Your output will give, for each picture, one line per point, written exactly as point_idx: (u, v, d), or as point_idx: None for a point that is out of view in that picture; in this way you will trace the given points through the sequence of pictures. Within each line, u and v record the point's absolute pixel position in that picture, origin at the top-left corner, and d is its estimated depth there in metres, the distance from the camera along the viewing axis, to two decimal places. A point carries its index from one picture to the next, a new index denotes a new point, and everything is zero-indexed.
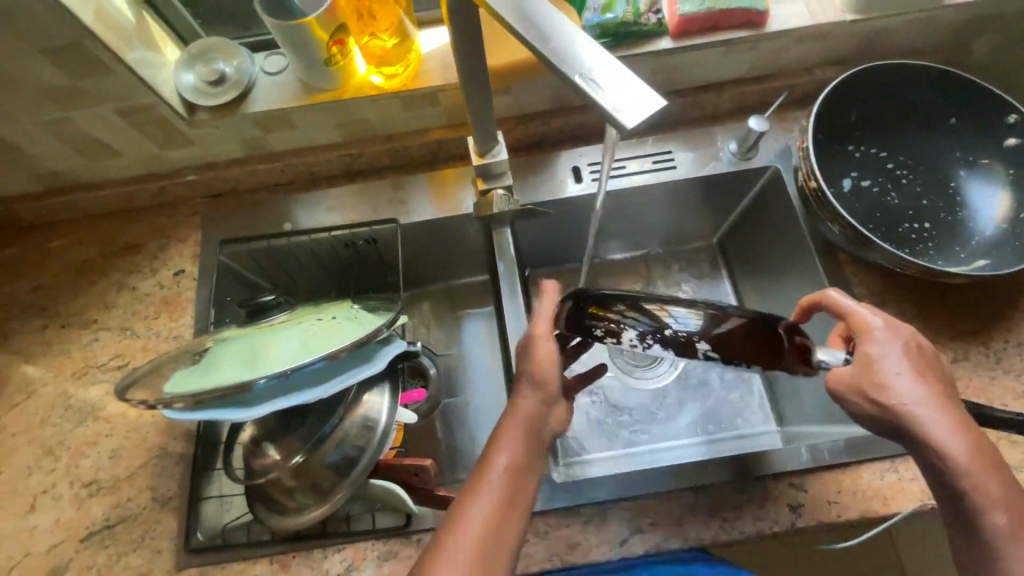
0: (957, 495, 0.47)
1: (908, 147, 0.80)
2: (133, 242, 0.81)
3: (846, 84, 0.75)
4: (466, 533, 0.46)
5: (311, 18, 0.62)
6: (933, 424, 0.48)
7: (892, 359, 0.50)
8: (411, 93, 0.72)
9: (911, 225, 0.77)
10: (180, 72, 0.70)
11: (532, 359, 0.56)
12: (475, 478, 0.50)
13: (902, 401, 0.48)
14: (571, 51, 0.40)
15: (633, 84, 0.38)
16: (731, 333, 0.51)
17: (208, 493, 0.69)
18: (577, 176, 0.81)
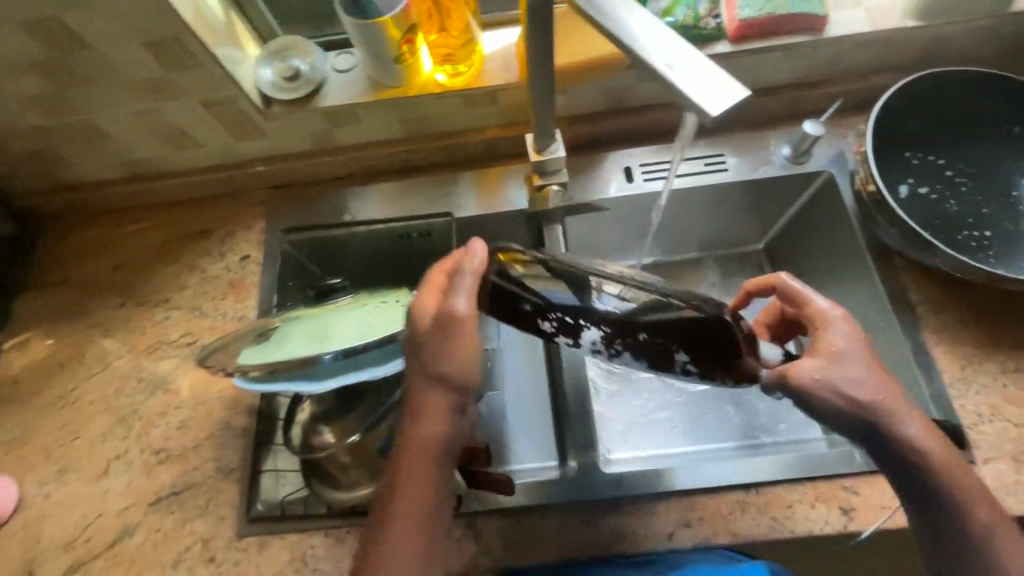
0: (925, 489, 0.51)
1: (967, 155, 0.79)
2: (204, 228, 0.86)
3: (907, 90, 0.75)
4: (414, 513, 0.49)
5: (386, 17, 0.66)
6: (901, 421, 0.51)
7: (858, 354, 0.52)
8: (472, 91, 0.75)
9: (971, 233, 0.76)
10: (259, 68, 0.75)
11: (449, 348, 0.48)
12: (402, 456, 0.50)
13: (868, 396, 0.51)
14: (648, 42, 0.42)
15: (716, 75, 0.40)
16: (678, 320, 0.49)
17: (265, 467, 0.73)
18: (628, 176, 0.83)
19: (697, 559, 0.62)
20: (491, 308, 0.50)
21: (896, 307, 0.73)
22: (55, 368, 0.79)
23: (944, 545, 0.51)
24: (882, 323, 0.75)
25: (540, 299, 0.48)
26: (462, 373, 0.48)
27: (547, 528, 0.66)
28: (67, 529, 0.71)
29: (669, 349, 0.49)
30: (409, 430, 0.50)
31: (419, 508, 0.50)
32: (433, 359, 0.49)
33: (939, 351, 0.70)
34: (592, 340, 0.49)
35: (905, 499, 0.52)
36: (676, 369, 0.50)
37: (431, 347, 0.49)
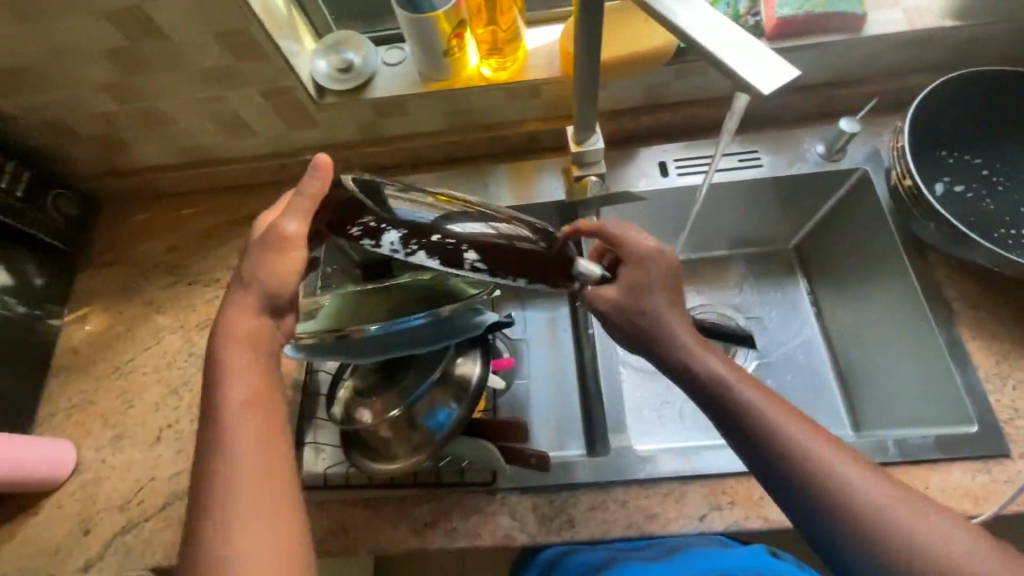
0: (726, 408, 0.51)
1: (1004, 155, 0.79)
2: (252, 213, 0.90)
3: (946, 88, 0.75)
4: (244, 442, 0.51)
5: (439, 12, 0.69)
6: (679, 338, 0.55)
7: (652, 279, 0.57)
8: (516, 84, 0.78)
9: (1007, 231, 0.76)
10: (315, 61, 0.79)
11: (273, 266, 0.55)
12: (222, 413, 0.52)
13: (646, 317, 0.56)
14: (699, 25, 0.45)
15: (769, 59, 0.42)
16: (498, 243, 0.55)
17: (307, 439, 0.76)
18: (663, 170, 0.85)
19: (706, 545, 0.63)
20: (333, 223, 0.54)
21: (931, 302, 0.74)
22: (112, 340, 0.84)
23: (800, 499, 0.48)
24: (914, 318, 0.76)
25: (362, 202, 0.54)
26: (280, 285, 0.55)
27: (580, 506, 0.68)
28: (122, 491, 0.74)
29: (450, 249, 0.53)
30: (223, 372, 0.54)
31: (252, 437, 0.52)
32: (258, 275, 0.56)
33: (974, 346, 0.70)
34: (393, 241, 0.51)
35: (745, 457, 0.51)
36: (465, 268, 0.53)
37: (255, 270, 0.56)
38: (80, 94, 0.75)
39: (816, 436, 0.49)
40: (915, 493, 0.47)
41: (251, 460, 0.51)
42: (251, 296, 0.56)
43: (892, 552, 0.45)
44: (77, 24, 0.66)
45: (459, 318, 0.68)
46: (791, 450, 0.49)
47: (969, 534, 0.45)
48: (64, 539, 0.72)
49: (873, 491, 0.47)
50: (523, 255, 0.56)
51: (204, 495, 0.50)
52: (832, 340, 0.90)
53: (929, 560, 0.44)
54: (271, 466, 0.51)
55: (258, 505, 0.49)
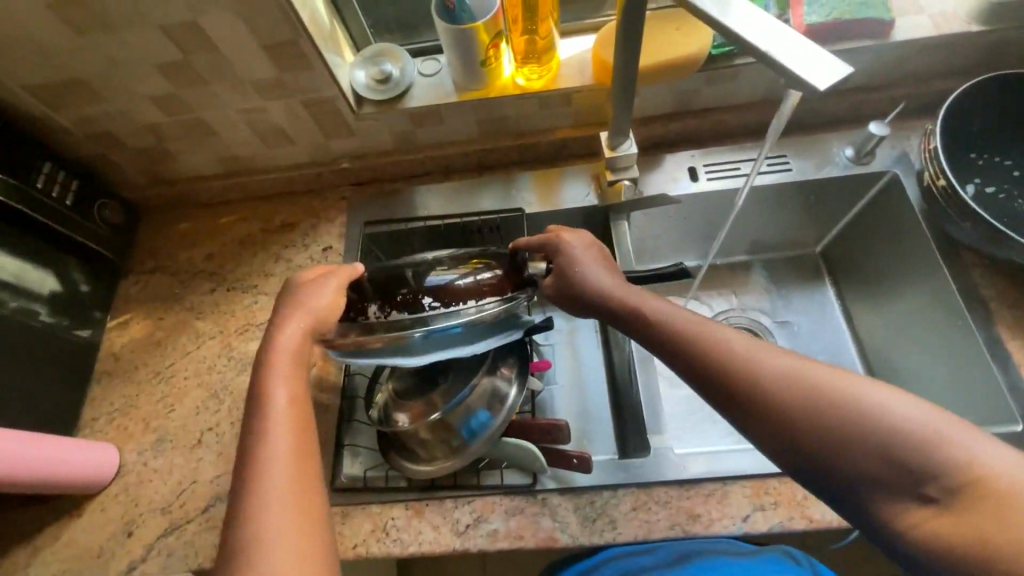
0: (672, 347, 0.54)
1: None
2: (289, 221, 0.93)
3: (975, 91, 0.76)
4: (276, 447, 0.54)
5: (479, 23, 0.71)
6: (615, 293, 0.62)
7: (584, 254, 0.66)
8: (549, 93, 0.80)
9: None
10: (354, 73, 0.81)
11: (316, 299, 0.67)
12: (263, 424, 0.56)
13: (582, 288, 0.64)
14: (747, 26, 0.46)
15: (818, 54, 0.43)
16: (464, 288, 0.67)
17: (348, 442, 0.77)
18: (693, 175, 0.86)
19: (711, 548, 0.66)
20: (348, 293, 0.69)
21: (967, 302, 0.74)
22: (153, 345, 0.85)
23: (757, 416, 0.48)
24: (948, 318, 0.76)
25: (373, 275, 0.69)
26: (324, 320, 0.66)
27: (621, 507, 0.68)
28: (164, 493, 0.75)
29: (411, 296, 0.66)
30: (264, 388, 0.59)
31: (285, 445, 0.54)
32: (302, 304, 0.67)
33: (1013, 344, 0.70)
34: (375, 308, 0.66)
35: (712, 400, 0.52)
36: (425, 310, 0.65)
37: (300, 305, 0.67)
38: (131, 106, 0.78)
39: (755, 346, 0.50)
40: (866, 380, 0.46)
41: (281, 461, 0.53)
42: (297, 327, 0.65)
43: (842, 442, 0.44)
44: (134, 38, 0.69)
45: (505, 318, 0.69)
46: (727, 362, 0.50)
47: (923, 408, 0.43)
48: (107, 542, 0.73)
49: (824, 390, 0.46)
50: (479, 287, 0.67)
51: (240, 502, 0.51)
52: (862, 343, 0.90)
53: (881, 440, 0.42)
54: (299, 470, 0.53)
55: (282, 502, 0.50)
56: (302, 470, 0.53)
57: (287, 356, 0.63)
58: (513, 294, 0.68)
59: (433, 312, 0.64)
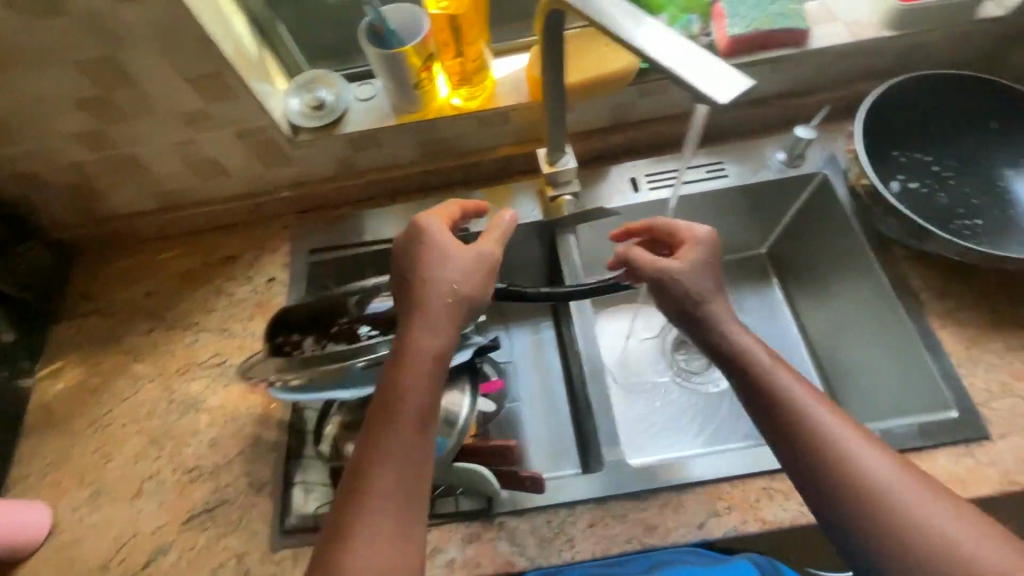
0: (760, 391, 0.56)
1: (951, 151, 0.83)
2: (231, 253, 0.90)
3: (890, 93, 0.80)
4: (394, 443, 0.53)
5: (409, 47, 0.71)
6: (723, 325, 0.61)
7: (707, 264, 0.65)
8: (486, 112, 0.81)
9: (963, 222, 0.79)
10: (287, 100, 0.80)
11: (471, 265, 0.61)
12: (374, 450, 0.53)
13: (701, 295, 0.63)
14: (657, 44, 0.47)
15: (722, 70, 0.44)
16: None
17: (297, 479, 0.74)
18: (635, 186, 0.87)
19: (673, 559, 0.65)
20: (289, 323, 0.66)
21: (899, 294, 0.76)
22: (88, 392, 0.81)
23: (827, 483, 0.50)
24: (886, 314, 0.78)
25: (316, 305, 0.67)
26: (476, 292, 0.61)
27: (579, 524, 0.67)
28: (101, 550, 0.71)
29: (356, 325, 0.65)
30: (389, 405, 0.55)
31: (389, 485, 0.52)
32: (454, 270, 0.60)
33: (944, 332, 0.72)
34: (312, 343, 0.64)
35: (781, 452, 0.54)
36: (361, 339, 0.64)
37: (449, 271, 0.60)
38: (52, 144, 0.75)
39: (847, 426, 0.52)
40: (946, 500, 0.48)
41: (395, 468, 0.52)
42: (444, 299, 0.59)
43: (899, 535, 0.47)
44: (48, 76, 0.66)
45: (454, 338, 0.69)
46: (815, 429, 0.52)
47: (997, 546, 0.45)
48: None
49: (902, 491, 0.48)
50: None
51: (344, 524, 0.50)
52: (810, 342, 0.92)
53: (911, 523, 0.47)
54: (404, 494, 0.52)
55: (378, 539, 0.50)
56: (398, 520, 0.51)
57: (423, 360, 0.56)
58: None
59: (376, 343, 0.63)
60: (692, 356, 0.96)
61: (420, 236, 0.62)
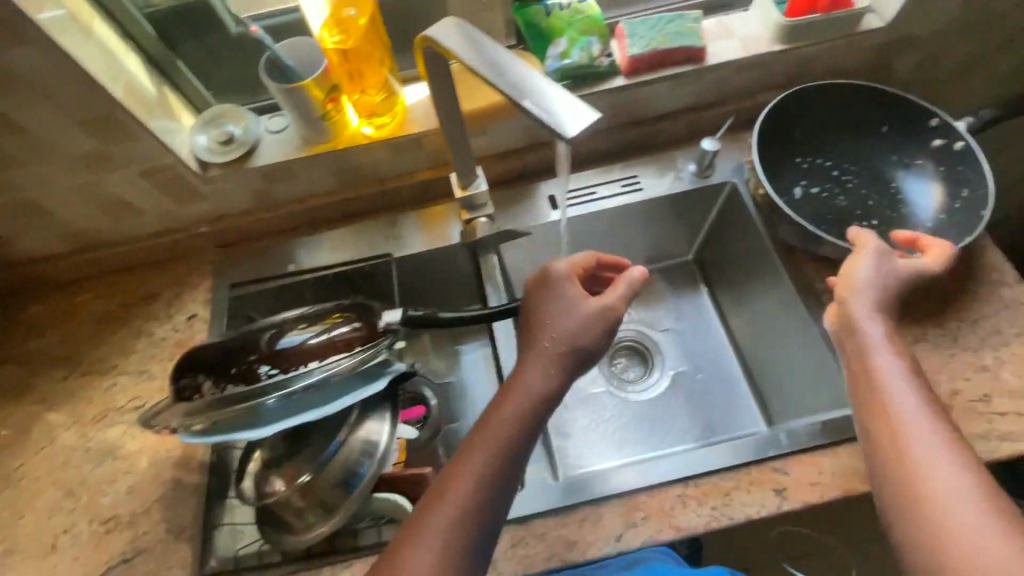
0: (860, 364, 0.58)
1: (850, 155, 0.87)
2: (151, 291, 0.88)
3: (785, 103, 0.84)
4: (488, 469, 0.57)
5: (308, 81, 0.71)
6: (864, 307, 0.61)
7: (890, 276, 0.63)
8: (398, 139, 0.81)
9: (860, 223, 0.83)
10: (193, 136, 0.79)
11: (592, 318, 0.63)
12: (467, 461, 0.57)
13: (867, 289, 0.62)
14: (518, 80, 0.49)
15: (572, 103, 0.46)
16: (317, 345, 0.67)
17: (222, 521, 0.74)
18: (553, 204, 0.89)
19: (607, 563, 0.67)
20: (191, 368, 0.64)
21: (803, 296, 0.80)
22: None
23: (883, 452, 0.53)
24: (796, 320, 0.81)
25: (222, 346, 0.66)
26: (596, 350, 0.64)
27: (501, 546, 0.67)
28: None
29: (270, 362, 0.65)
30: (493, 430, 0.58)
31: (466, 497, 0.55)
32: (569, 321, 0.64)
33: None
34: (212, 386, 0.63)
35: (859, 417, 0.57)
36: (263, 379, 0.63)
37: (568, 322, 0.64)
38: None
39: (937, 427, 0.52)
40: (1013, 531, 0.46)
41: (476, 485, 0.55)
42: (551, 349, 0.63)
43: (925, 516, 0.49)
44: None
45: (370, 366, 0.69)
46: (896, 411, 0.54)
47: None
48: None
49: (954, 494, 0.49)
50: (339, 344, 0.67)
51: (421, 508, 0.55)
52: (737, 346, 0.96)
53: (945, 517, 0.48)
54: (470, 514, 0.55)
55: (438, 540, 0.53)
56: (459, 533, 0.54)
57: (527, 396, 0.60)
58: (374, 341, 0.68)
59: (289, 380, 0.63)
60: (628, 364, 0.99)
61: (547, 282, 0.67)
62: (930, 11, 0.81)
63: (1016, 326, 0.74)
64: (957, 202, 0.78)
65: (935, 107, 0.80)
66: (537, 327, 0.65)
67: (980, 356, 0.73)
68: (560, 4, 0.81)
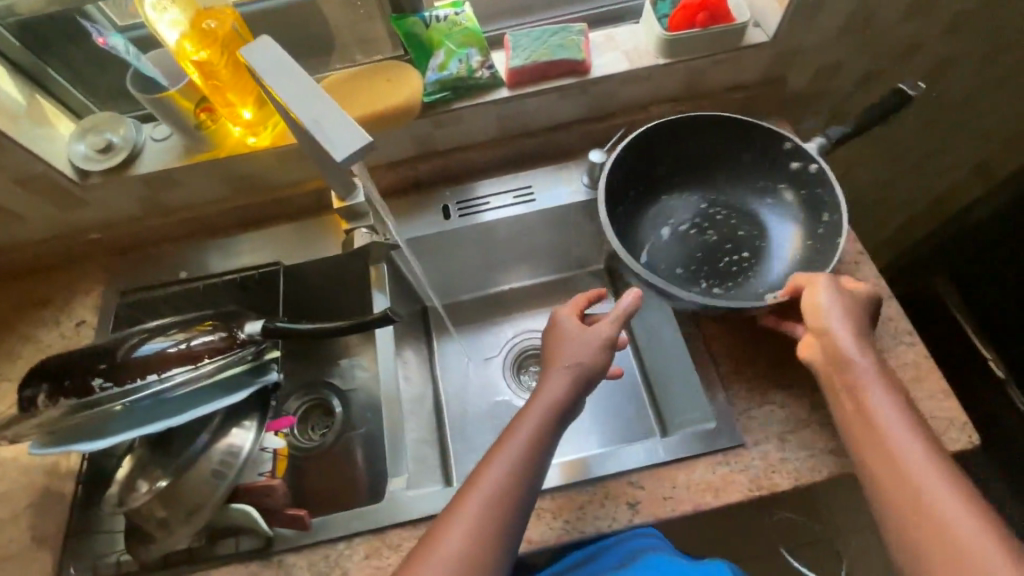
0: (850, 400, 0.57)
1: (717, 188, 0.88)
2: (43, 296, 0.88)
3: (641, 139, 0.82)
4: (519, 475, 0.56)
5: (173, 91, 0.71)
6: (844, 338, 0.59)
7: (852, 299, 0.63)
8: (281, 149, 0.80)
9: (730, 258, 0.83)
10: (71, 144, 0.79)
11: (600, 337, 0.64)
12: (488, 463, 0.57)
13: (838, 316, 0.61)
14: (310, 102, 0.49)
15: (348, 124, 0.48)
16: (170, 356, 0.66)
17: (102, 528, 0.74)
18: (446, 214, 0.90)
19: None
20: (37, 377, 0.64)
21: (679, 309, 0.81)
22: None
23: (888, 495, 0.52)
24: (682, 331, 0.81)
25: (72, 358, 0.65)
26: (596, 368, 0.63)
27: (354, 557, 0.69)
28: None
29: (117, 371, 0.64)
30: (512, 431, 0.59)
31: (488, 497, 0.55)
32: (580, 341, 0.64)
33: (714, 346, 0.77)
34: (44, 400, 0.62)
35: (858, 457, 0.55)
36: (95, 392, 0.62)
37: (577, 340, 0.65)
38: None
39: (929, 458, 0.52)
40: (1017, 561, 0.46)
41: (501, 487, 0.55)
42: (560, 366, 0.63)
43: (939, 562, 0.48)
44: None
45: (234, 375, 0.70)
46: (891, 447, 0.53)
47: None
48: None
49: (959, 530, 0.48)
50: (197, 352, 0.67)
51: (445, 512, 0.55)
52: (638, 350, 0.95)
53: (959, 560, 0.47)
54: (494, 517, 0.54)
55: (468, 541, 0.52)
56: (484, 534, 0.53)
57: (548, 406, 0.61)
58: (236, 349, 0.70)
59: (137, 388, 0.63)
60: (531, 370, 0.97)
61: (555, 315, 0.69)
62: (811, 27, 0.82)
63: (880, 342, 0.75)
64: (820, 226, 0.79)
65: (784, 132, 0.80)
66: (558, 346, 0.65)
67: None
68: (437, 15, 0.82)
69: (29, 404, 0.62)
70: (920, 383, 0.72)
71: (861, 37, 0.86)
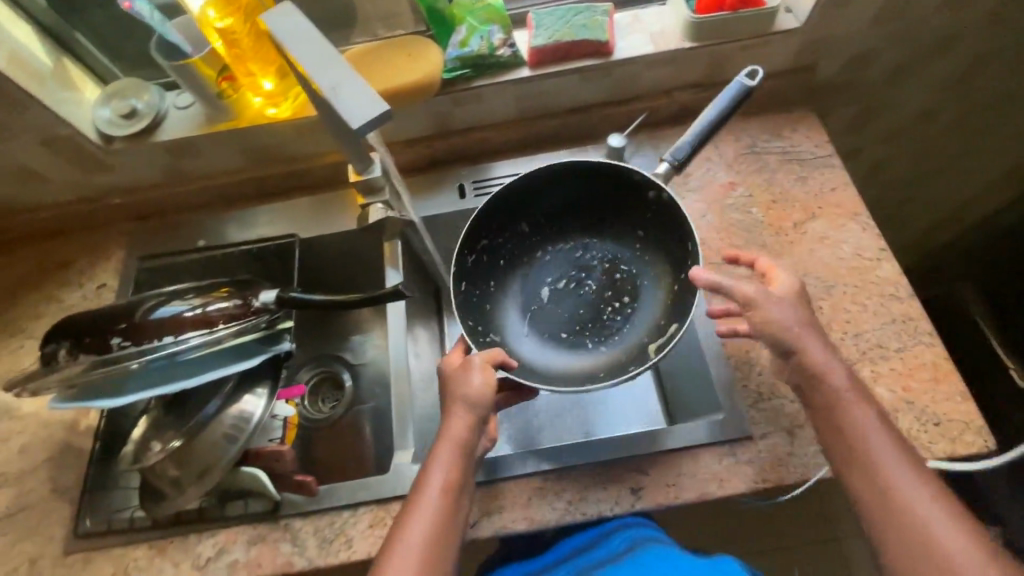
0: (833, 421, 0.56)
1: (587, 232, 0.82)
2: (67, 259, 0.90)
3: (494, 204, 0.77)
4: (445, 519, 0.56)
5: (195, 58, 0.74)
6: (815, 354, 0.57)
7: (794, 303, 0.60)
8: (301, 120, 0.81)
9: (612, 308, 0.80)
10: (96, 109, 0.81)
11: (482, 377, 0.61)
12: (409, 518, 0.56)
13: (795, 331, 0.58)
14: (327, 61, 0.50)
15: (364, 92, 0.48)
16: (186, 319, 0.67)
17: (116, 485, 0.75)
18: (461, 193, 0.90)
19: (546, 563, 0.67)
20: (61, 330, 0.66)
21: None
22: None
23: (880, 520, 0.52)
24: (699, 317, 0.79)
25: (95, 315, 0.67)
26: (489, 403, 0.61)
27: (359, 525, 0.70)
28: None
29: (134, 332, 0.65)
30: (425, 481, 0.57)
31: (414, 556, 0.54)
32: (465, 383, 0.60)
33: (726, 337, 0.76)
34: (65, 355, 0.64)
35: (847, 479, 0.55)
36: (113, 350, 0.64)
37: (461, 383, 0.61)
38: None
39: (916, 478, 0.53)
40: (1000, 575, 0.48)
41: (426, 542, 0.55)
42: (453, 410, 0.60)
43: None
44: None
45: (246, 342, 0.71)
46: (881, 469, 0.53)
47: None
48: None
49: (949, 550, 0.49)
50: (213, 318, 0.68)
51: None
52: None
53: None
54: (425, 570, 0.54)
55: None
56: None
57: (453, 449, 0.58)
58: (251, 317, 0.70)
59: (154, 348, 0.65)
60: None
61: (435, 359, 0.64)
62: (845, 14, 0.79)
63: (899, 342, 0.73)
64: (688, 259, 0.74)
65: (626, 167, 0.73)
66: (445, 389, 0.62)
67: (858, 369, 0.72)
68: None
69: (50, 358, 0.64)
70: (937, 384, 0.71)
71: (897, 26, 0.83)
